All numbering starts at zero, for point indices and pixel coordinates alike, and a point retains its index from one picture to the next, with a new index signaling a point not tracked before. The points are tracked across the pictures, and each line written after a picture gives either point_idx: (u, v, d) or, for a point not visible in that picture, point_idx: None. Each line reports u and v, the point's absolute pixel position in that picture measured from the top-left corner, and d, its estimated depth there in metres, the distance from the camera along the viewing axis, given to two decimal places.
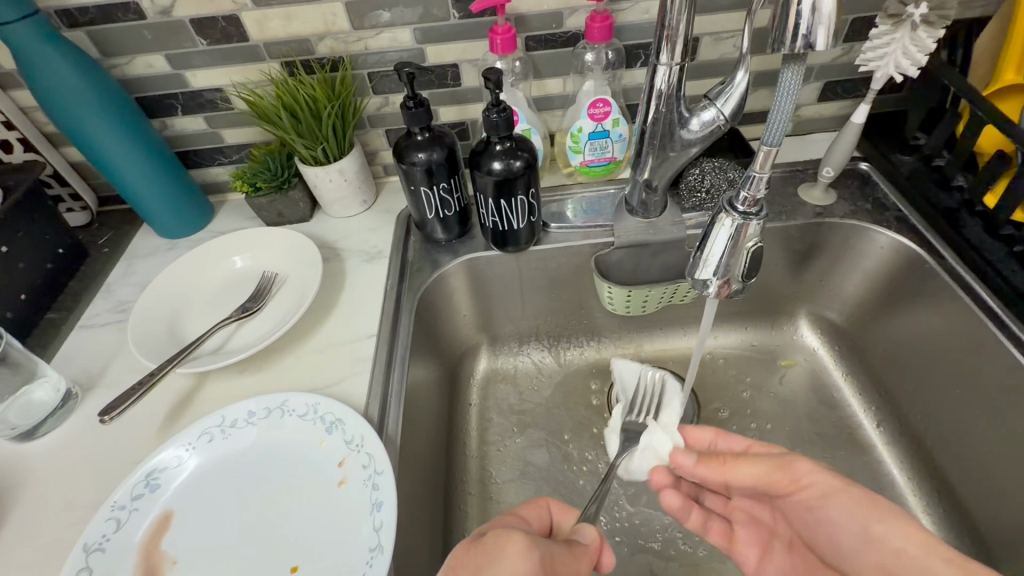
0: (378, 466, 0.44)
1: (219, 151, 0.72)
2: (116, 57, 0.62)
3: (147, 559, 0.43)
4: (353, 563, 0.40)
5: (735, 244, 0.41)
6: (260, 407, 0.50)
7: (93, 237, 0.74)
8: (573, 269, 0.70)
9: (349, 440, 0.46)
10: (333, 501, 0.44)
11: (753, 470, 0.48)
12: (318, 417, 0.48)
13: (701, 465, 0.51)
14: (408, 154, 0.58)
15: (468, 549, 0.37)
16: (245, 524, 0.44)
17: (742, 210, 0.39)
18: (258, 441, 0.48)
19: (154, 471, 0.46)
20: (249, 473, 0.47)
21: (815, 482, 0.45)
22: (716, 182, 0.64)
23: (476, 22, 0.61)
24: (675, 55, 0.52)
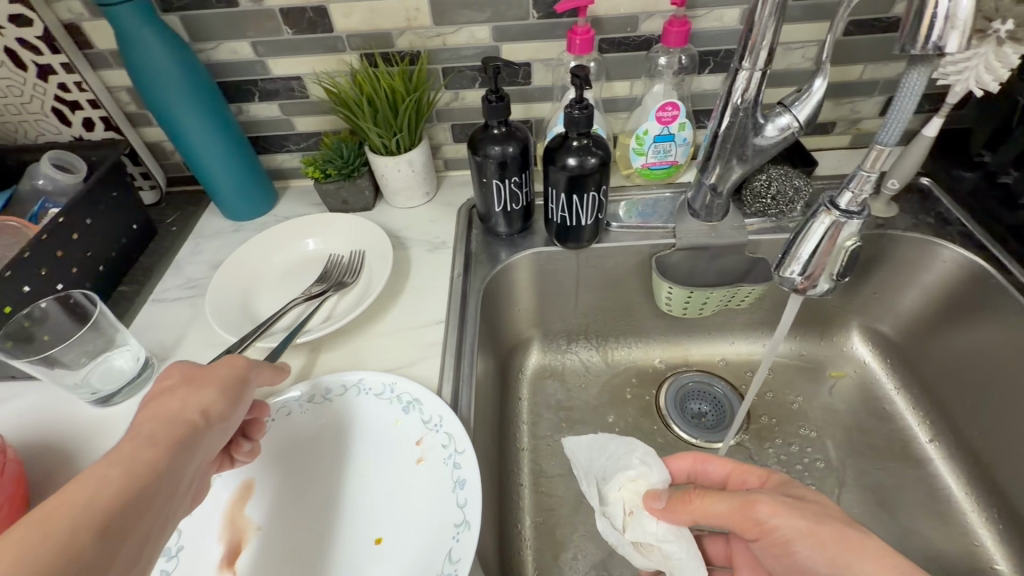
0: (458, 445, 0.45)
1: (289, 139, 0.74)
2: (203, 43, 0.64)
3: (233, 525, 0.44)
4: (436, 539, 0.41)
5: (830, 243, 0.41)
6: (336, 384, 0.51)
7: (161, 216, 0.76)
8: (631, 269, 0.70)
9: (426, 420, 0.47)
10: (411, 478, 0.45)
11: (722, 507, 0.46)
12: (394, 396, 0.50)
13: (670, 506, 0.49)
14: (483, 146, 0.59)
15: (189, 368, 0.42)
16: (327, 495, 0.46)
17: (847, 209, 0.40)
18: (334, 418, 0.50)
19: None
20: (326, 448, 0.48)
21: (787, 528, 0.43)
22: (783, 189, 0.64)
23: (554, 23, 0.63)
24: (757, 62, 0.52)
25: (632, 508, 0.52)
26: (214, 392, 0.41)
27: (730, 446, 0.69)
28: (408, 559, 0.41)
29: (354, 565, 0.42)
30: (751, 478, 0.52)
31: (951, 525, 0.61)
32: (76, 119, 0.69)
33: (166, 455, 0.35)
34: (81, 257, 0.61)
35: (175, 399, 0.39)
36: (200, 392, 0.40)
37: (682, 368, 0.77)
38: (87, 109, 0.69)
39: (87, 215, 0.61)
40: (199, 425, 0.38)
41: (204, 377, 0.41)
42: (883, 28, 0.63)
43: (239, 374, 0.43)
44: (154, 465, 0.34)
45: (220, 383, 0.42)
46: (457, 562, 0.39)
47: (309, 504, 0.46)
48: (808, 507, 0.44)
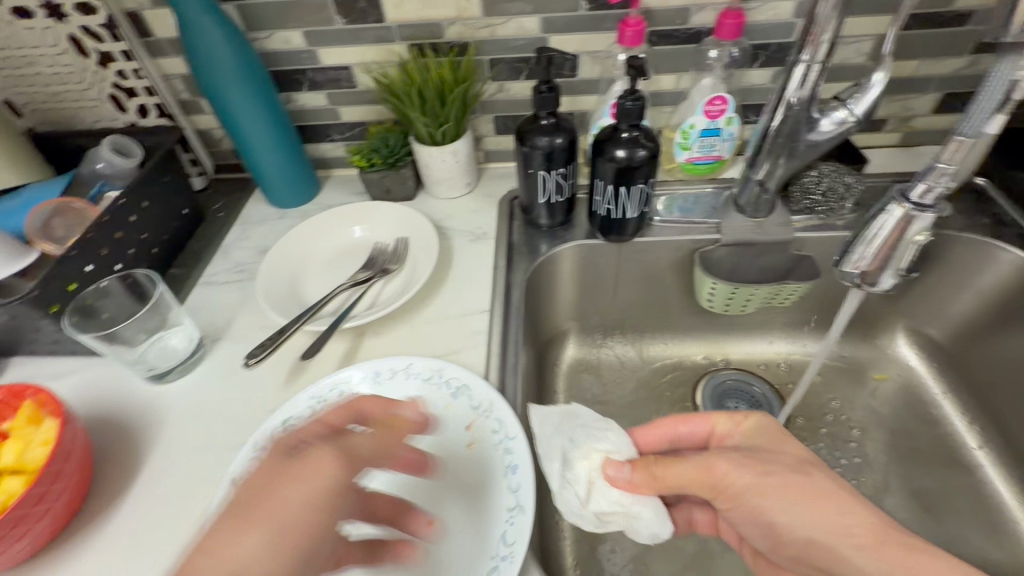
0: (509, 431, 0.45)
1: (334, 128, 0.76)
2: (258, 32, 0.66)
3: None
4: (491, 521, 0.41)
5: (898, 236, 0.45)
6: (385, 368, 0.52)
7: (208, 202, 0.78)
8: (672, 264, 0.70)
9: (475, 405, 0.48)
10: (462, 462, 0.46)
11: (684, 473, 0.43)
12: (443, 381, 0.50)
13: (634, 477, 0.45)
14: (531, 136, 0.59)
15: (273, 474, 0.33)
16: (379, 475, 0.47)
17: (919, 201, 0.43)
18: (385, 403, 0.50)
19: (288, 421, 0.49)
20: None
21: (739, 482, 0.41)
22: (834, 185, 0.64)
23: (604, 14, 0.62)
24: (817, 54, 0.51)
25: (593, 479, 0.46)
26: (265, 544, 0.30)
27: None
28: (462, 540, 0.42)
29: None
30: (725, 424, 0.47)
31: (1002, 535, 0.59)
32: (132, 106, 0.71)
33: None
34: (137, 239, 0.63)
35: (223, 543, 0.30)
36: (252, 537, 0.30)
37: (720, 367, 0.76)
38: (142, 97, 0.70)
39: (143, 198, 0.63)
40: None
41: (263, 510, 0.31)
42: (942, 22, 0.61)
43: (312, 504, 0.32)
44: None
45: (275, 528, 0.30)
46: (514, 544, 0.39)
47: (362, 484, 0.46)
48: (759, 459, 0.42)
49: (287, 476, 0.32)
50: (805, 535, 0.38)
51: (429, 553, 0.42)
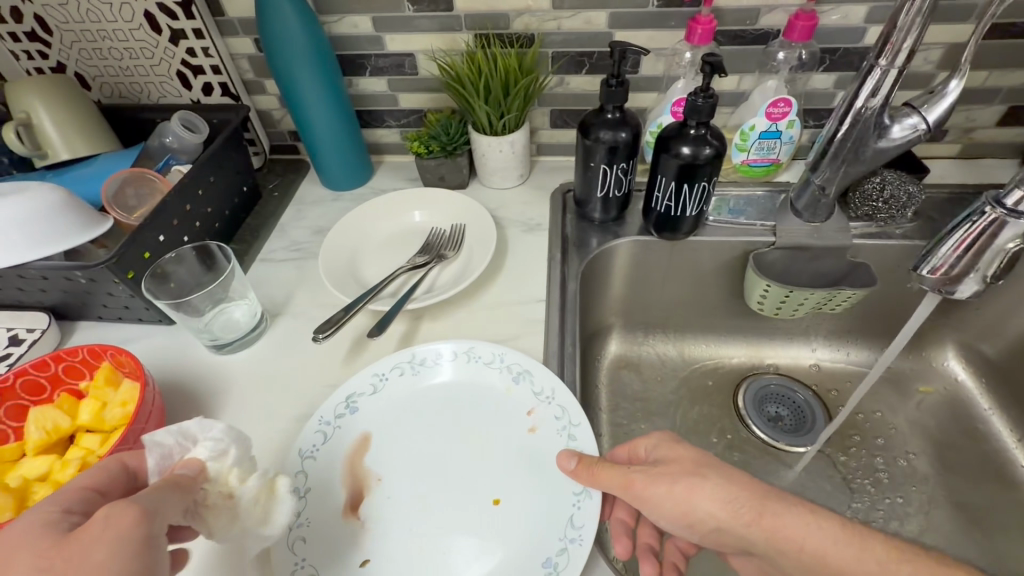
0: (573, 418, 0.47)
1: (392, 114, 0.77)
2: (328, 16, 0.67)
3: (353, 474, 0.46)
4: (557, 504, 0.43)
5: (986, 242, 0.45)
6: (448, 350, 0.53)
7: (263, 181, 0.79)
8: (722, 264, 0.70)
9: (537, 392, 0.49)
10: (527, 446, 0.47)
11: (613, 482, 0.41)
12: (505, 366, 0.52)
13: (581, 472, 0.43)
14: (596, 130, 0.60)
15: (53, 553, 0.27)
16: (442, 455, 0.48)
17: (1013, 207, 0.43)
18: (446, 384, 0.52)
19: (353, 396, 0.50)
20: (439, 410, 0.50)
21: (654, 494, 0.40)
22: (896, 193, 0.63)
23: (673, 12, 0.63)
24: (896, 59, 0.51)
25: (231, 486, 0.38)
26: None
27: (815, 451, 0.68)
28: (526, 520, 0.43)
29: (473, 520, 0.43)
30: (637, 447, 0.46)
31: None
32: (198, 84, 0.73)
33: None
34: (203, 212, 0.64)
35: None
36: None
37: (760, 370, 0.76)
38: (208, 75, 0.72)
39: (211, 174, 0.65)
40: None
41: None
42: (1018, 33, 0.61)
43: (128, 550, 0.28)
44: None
45: None
46: (582, 527, 0.40)
47: (427, 461, 0.47)
48: (666, 466, 0.42)
49: (81, 540, 0.27)
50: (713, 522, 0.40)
51: (492, 532, 0.43)
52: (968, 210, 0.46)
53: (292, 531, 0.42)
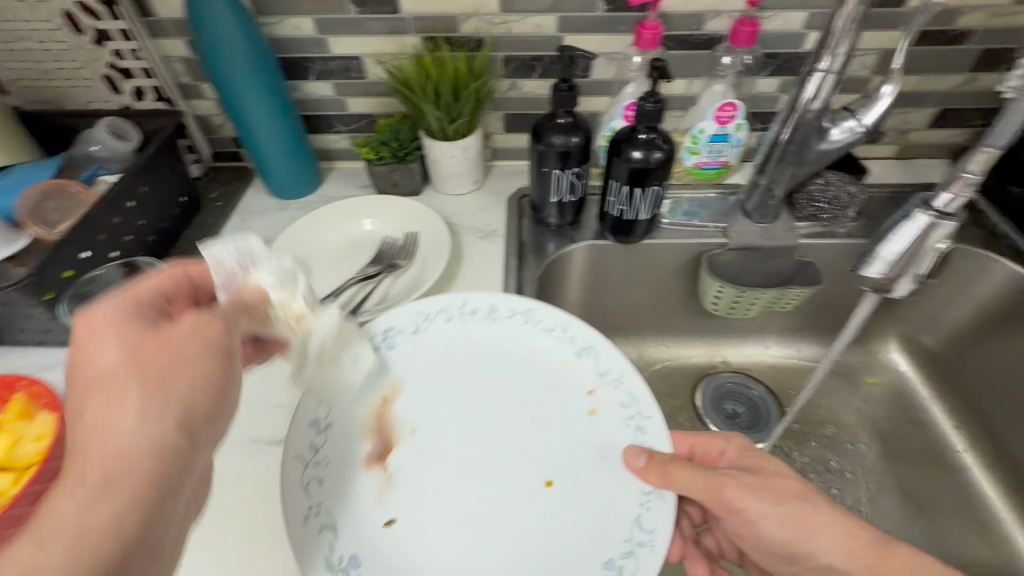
0: (645, 410, 0.47)
1: (340, 119, 0.74)
2: (267, 17, 0.64)
3: (385, 417, 0.48)
4: (623, 501, 0.43)
5: (919, 243, 0.46)
6: (503, 307, 0.55)
7: (205, 191, 0.75)
8: (679, 267, 0.70)
9: (602, 372, 0.50)
10: (589, 427, 0.48)
11: (691, 482, 0.42)
12: (568, 338, 0.53)
13: (646, 470, 0.43)
14: (548, 135, 0.59)
15: (140, 338, 0.33)
16: (478, 408, 0.50)
17: (942, 210, 0.45)
18: (495, 338, 0.54)
19: (395, 333, 0.53)
20: (491, 367, 0.52)
21: (755, 508, 0.43)
22: (838, 194, 0.66)
23: (622, 16, 0.63)
24: (835, 62, 0.52)
25: (298, 309, 0.42)
26: (191, 389, 0.33)
27: (771, 447, 0.69)
28: (590, 509, 0.43)
29: (531, 502, 0.44)
30: (711, 447, 0.51)
31: (988, 535, 0.61)
32: (128, 88, 0.69)
33: (156, 479, 0.31)
34: (135, 225, 0.60)
35: (131, 407, 0.31)
36: (173, 384, 0.32)
37: (718, 369, 0.77)
38: (139, 78, 0.68)
39: (142, 183, 0.61)
40: (178, 449, 0.32)
41: (159, 375, 0.32)
42: (947, 39, 0.63)
43: (216, 351, 0.35)
44: (116, 521, 0.29)
45: (195, 375, 0.33)
46: (654, 530, 0.41)
47: (462, 410, 0.49)
48: (769, 484, 0.44)
49: (165, 341, 0.33)
50: (813, 553, 0.42)
51: (548, 512, 0.43)
52: (901, 213, 0.47)
53: (308, 469, 0.43)
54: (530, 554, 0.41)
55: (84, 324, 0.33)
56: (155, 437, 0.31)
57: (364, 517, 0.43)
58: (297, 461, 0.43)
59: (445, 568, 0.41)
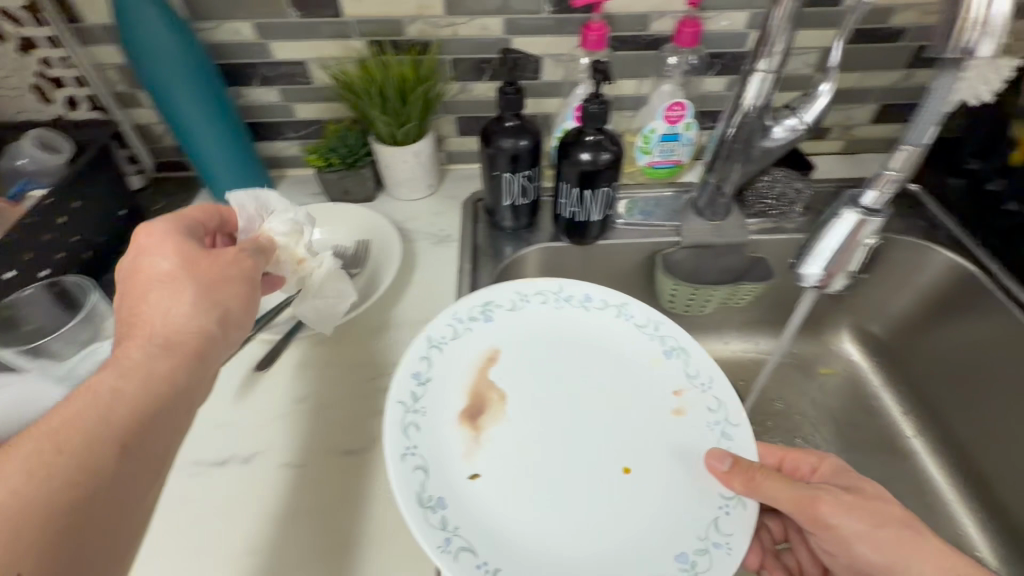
0: (731, 417, 0.48)
1: (288, 125, 0.72)
2: (203, 22, 0.62)
3: (476, 382, 0.50)
4: (701, 501, 0.43)
5: (851, 239, 0.47)
6: (598, 297, 0.56)
7: (149, 202, 0.73)
8: (635, 267, 0.71)
9: (691, 374, 0.51)
10: (675, 426, 0.49)
11: (781, 494, 0.42)
12: (659, 336, 0.54)
13: (731, 473, 0.43)
14: (496, 138, 0.59)
15: (196, 255, 0.42)
16: (561, 387, 0.51)
17: (870, 207, 0.46)
18: (585, 326, 0.55)
19: (492, 305, 0.54)
20: (580, 350, 0.54)
21: (846, 526, 0.43)
22: (784, 191, 0.67)
23: (568, 18, 0.63)
24: (772, 63, 0.53)
25: (300, 253, 0.52)
26: (225, 300, 0.41)
27: None
28: (662, 503, 0.44)
29: (610, 487, 0.45)
30: (803, 464, 0.50)
31: (938, 517, 0.63)
32: (59, 97, 0.65)
33: (186, 365, 0.38)
34: (67, 241, 0.57)
35: (182, 301, 0.39)
36: (215, 292, 0.41)
37: None
38: (71, 87, 0.65)
39: (74, 198, 0.58)
40: (208, 343, 0.39)
41: (204, 279, 0.41)
42: (883, 37, 0.65)
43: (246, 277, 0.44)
44: (170, 376, 0.36)
45: (226, 287, 0.42)
46: (731, 535, 0.41)
47: (546, 387, 0.51)
48: (867, 504, 0.43)
49: (213, 259, 0.42)
50: None
51: (625, 497, 0.44)
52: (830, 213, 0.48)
53: (408, 413, 0.45)
54: (604, 530, 0.42)
55: (146, 235, 0.42)
56: (200, 323, 0.39)
57: (450, 467, 0.44)
58: (399, 403, 0.45)
59: (524, 530, 0.42)
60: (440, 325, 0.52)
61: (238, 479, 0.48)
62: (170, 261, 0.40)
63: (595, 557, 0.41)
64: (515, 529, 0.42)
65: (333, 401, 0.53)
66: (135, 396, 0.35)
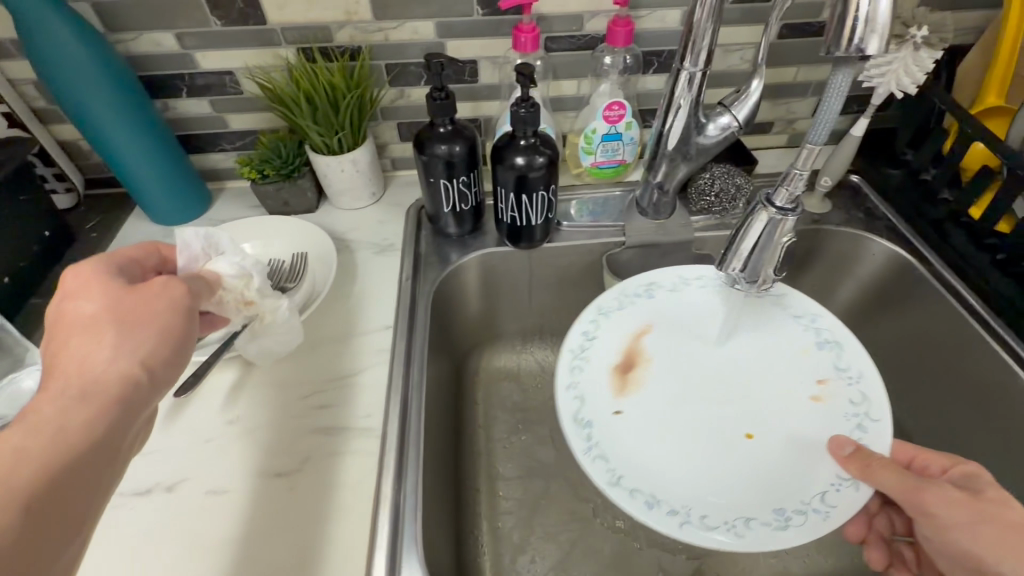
0: (873, 413, 0.49)
1: (222, 137, 0.70)
2: (121, 33, 0.60)
3: (635, 346, 0.57)
4: (816, 474, 0.47)
5: (769, 239, 0.45)
6: (758, 285, 0.60)
7: (79, 221, 0.70)
8: (583, 268, 0.70)
9: (841, 367, 0.53)
10: (810, 408, 0.52)
11: (888, 482, 0.43)
12: (815, 328, 0.57)
13: (850, 459, 0.46)
14: (430, 145, 0.57)
15: (120, 290, 0.35)
16: (710, 358, 0.57)
17: (783, 205, 0.43)
18: (745, 311, 0.59)
19: (655, 285, 0.61)
20: (733, 331, 0.58)
21: (949, 518, 0.41)
22: (725, 187, 0.66)
23: (499, 20, 0.62)
24: (698, 61, 0.53)
25: (250, 297, 0.47)
26: (153, 338, 0.34)
27: None
28: (776, 464, 0.48)
29: (732, 443, 0.51)
30: (932, 465, 0.47)
31: None
32: None
33: (100, 422, 0.31)
34: None
35: (100, 345, 0.33)
36: (136, 331, 0.34)
37: None
38: None
39: None
40: (135, 391, 0.33)
41: (132, 316, 0.34)
42: (815, 32, 0.66)
43: (178, 307, 0.37)
44: (83, 434, 0.30)
45: (155, 323, 0.35)
46: (833, 507, 0.44)
47: (694, 356, 0.57)
48: (982, 502, 0.40)
49: (144, 292, 0.36)
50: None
51: (748, 455, 0.50)
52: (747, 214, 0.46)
53: (575, 359, 0.55)
54: (719, 475, 0.48)
55: (71, 274, 0.35)
56: (124, 368, 0.33)
57: (603, 399, 0.52)
58: (570, 350, 0.55)
59: (649, 461, 0.49)
60: (610, 296, 0.60)
61: (164, 507, 0.46)
62: (88, 301, 0.34)
63: (712, 491, 0.47)
64: (646, 456, 0.49)
65: (266, 421, 0.52)
66: (37, 463, 0.28)
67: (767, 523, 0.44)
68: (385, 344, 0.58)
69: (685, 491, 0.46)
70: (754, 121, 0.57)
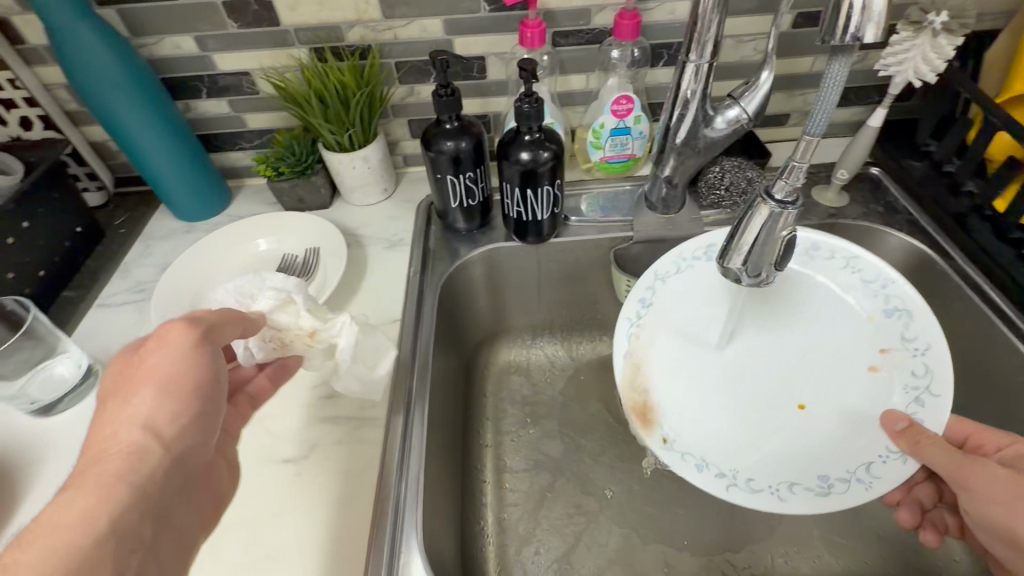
0: (934, 388, 0.48)
1: (240, 136, 0.72)
2: (144, 38, 0.62)
3: (689, 315, 0.59)
4: (865, 446, 0.49)
5: (770, 231, 0.43)
6: (826, 247, 0.57)
7: (109, 218, 0.74)
8: (592, 263, 0.70)
9: (907, 337, 0.52)
10: (866, 379, 0.53)
11: (939, 461, 0.43)
12: (883, 294, 0.54)
13: (901, 433, 0.47)
14: (437, 141, 0.58)
15: (128, 364, 0.38)
16: (765, 330, 0.59)
17: (781, 198, 0.42)
18: (808, 274, 0.57)
19: (713, 246, 0.59)
20: (794, 297, 0.58)
21: (989, 493, 0.41)
22: (735, 180, 0.65)
23: (506, 16, 0.62)
24: (704, 54, 0.53)
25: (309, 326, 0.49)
26: (152, 395, 0.36)
27: None
28: (825, 435, 0.52)
29: (784, 413, 0.54)
30: (988, 443, 0.46)
31: None
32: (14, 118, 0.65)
33: (111, 493, 0.32)
34: (18, 261, 0.59)
35: (111, 421, 0.36)
36: (138, 396, 0.36)
37: None
38: (23, 107, 0.65)
39: (23, 218, 0.59)
40: (142, 453, 0.34)
41: (136, 378, 0.37)
42: None
43: (179, 355, 0.38)
44: (96, 511, 0.31)
45: (156, 380, 0.37)
46: (877, 478, 0.46)
47: (751, 326, 0.59)
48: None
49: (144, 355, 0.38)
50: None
51: (800, 424, 0.53)
52: (747, 208, 0.45)
53: (631, 329, 0.57)
54: (768, 444, 0.52)
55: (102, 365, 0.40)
56: (130, 436, 0.35)
57: (658, 371, 0.56)
58: (628, 320, 0.57)
59: (699, 431, 0.53)
60: (666, 260, 0.59)
61: None
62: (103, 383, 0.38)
63: (758, 460, 0.51)
64: (696, 427, 0.53)
65: (277, 410, 0.54)
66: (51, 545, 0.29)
67: (809, 489, 0.47)
68: (393, 337, 0.59)
69: (734, 460, 0.50)
70: (764, 114, 0.56)
